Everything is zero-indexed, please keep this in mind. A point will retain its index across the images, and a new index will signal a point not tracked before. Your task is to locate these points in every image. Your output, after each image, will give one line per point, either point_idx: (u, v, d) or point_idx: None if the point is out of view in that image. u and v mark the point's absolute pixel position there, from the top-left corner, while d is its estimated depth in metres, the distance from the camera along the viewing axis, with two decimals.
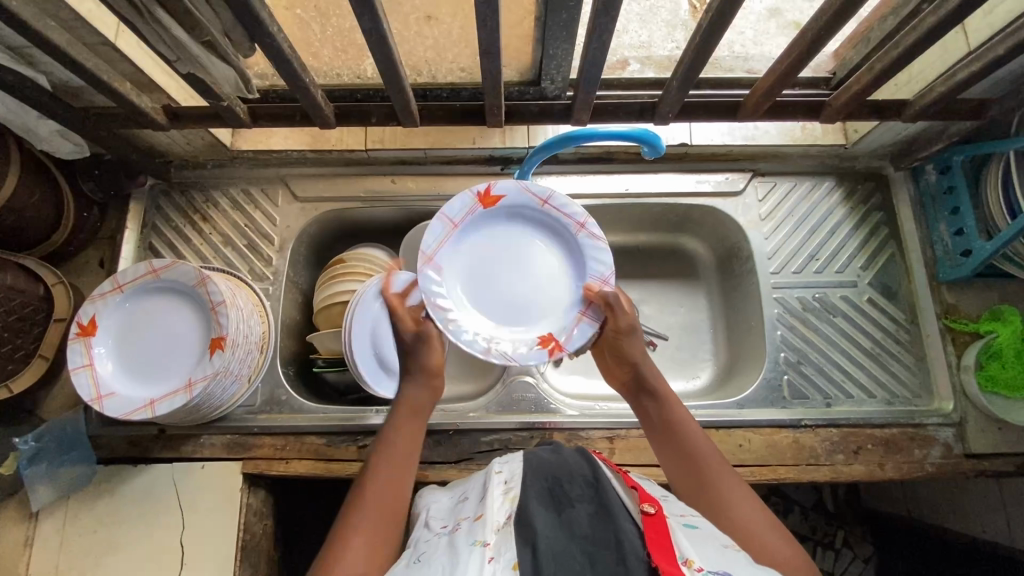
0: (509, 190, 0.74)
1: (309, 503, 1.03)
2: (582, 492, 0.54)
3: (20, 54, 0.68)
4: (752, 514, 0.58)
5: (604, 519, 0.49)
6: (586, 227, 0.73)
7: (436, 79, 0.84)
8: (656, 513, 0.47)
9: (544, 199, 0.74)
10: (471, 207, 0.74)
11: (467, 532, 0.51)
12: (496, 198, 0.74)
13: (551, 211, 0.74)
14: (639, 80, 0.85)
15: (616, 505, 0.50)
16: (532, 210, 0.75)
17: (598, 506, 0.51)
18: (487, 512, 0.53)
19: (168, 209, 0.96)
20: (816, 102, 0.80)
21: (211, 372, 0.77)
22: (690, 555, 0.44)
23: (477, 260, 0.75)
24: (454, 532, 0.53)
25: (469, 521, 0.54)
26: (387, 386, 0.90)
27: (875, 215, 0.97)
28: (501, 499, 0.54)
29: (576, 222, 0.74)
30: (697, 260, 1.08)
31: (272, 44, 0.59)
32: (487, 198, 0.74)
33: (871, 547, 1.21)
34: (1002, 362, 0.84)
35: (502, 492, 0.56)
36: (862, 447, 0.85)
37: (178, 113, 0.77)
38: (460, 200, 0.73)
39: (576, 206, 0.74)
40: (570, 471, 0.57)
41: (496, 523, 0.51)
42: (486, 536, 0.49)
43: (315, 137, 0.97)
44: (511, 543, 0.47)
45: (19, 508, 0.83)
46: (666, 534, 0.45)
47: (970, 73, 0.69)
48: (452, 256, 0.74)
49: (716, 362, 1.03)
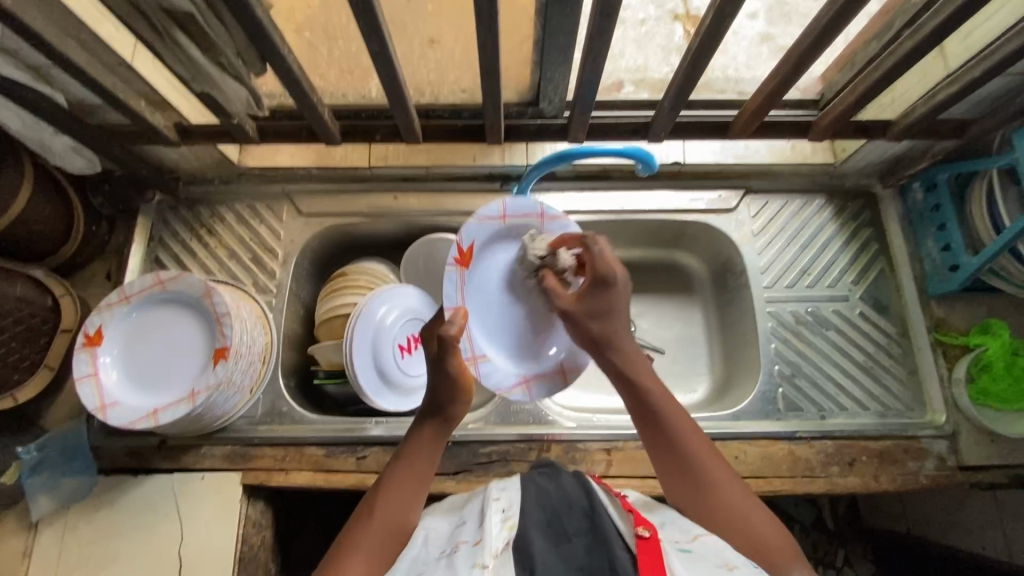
0: (473, 234, 0.80)
1: (308, 518, 1.02)
2: (580, 524, 0.54)
3: (40, 73, 0.71)
4: (759, 520, 0.57)
5: (599, 548, 0.50)
6: (546, 215, 0.82)
7: (439, 100, 0.88)
8: (651, 538, 0.49)
9: (502, 215, 0.81)
10: (459, 278, 0.79)
11: (465, 558, 0.50)
12: (469, 249, 0.80)
13: (514, 220, 0.82)
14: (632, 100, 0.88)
15: (613, 534, 0.51)
16: (499, 231, 0.82)
17: (596, 537, 0.52)
18: (485, 538, 0.52)
19: (175, 223, 0.99)
20: (804, 121, 0.83)
21: (213, 382, 0.78)
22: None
23: (488, 305, 0.82)
24: (452, 556, 0.52)
25: (467, 546, 0.52)
26: (388, 398, 0.92)
27: (865, 231, 0.99)
28: (499, 528, 0.53)
29: (538, 214, 0.82)
30: (693, 275, 1.11)
31: (282, 65, 0.62)
32: (464, 257, 0.80)
33: (872, 565, 1.23)
34: (992, 374, 0.86)
35: (501, 520, 0.54)
36: (857, 460, 0.86)
37: (189, 130, 0.79)
38: (450, 280, 0.79)
39: (496, 202, 0.80)
40: (568, 500, 0.56)
41: (496, 549, 0.50)
42: (486, 560, 0.49)
43: (321, 154, 1.00)
44: (510, 569, 0.48)
45: (19, 519, 0.84)
46: (659, 560, 0.47)
47: (948, 95, 0.72)
48: (480, 331, 0.82)
49: (712, 374, 1.05)
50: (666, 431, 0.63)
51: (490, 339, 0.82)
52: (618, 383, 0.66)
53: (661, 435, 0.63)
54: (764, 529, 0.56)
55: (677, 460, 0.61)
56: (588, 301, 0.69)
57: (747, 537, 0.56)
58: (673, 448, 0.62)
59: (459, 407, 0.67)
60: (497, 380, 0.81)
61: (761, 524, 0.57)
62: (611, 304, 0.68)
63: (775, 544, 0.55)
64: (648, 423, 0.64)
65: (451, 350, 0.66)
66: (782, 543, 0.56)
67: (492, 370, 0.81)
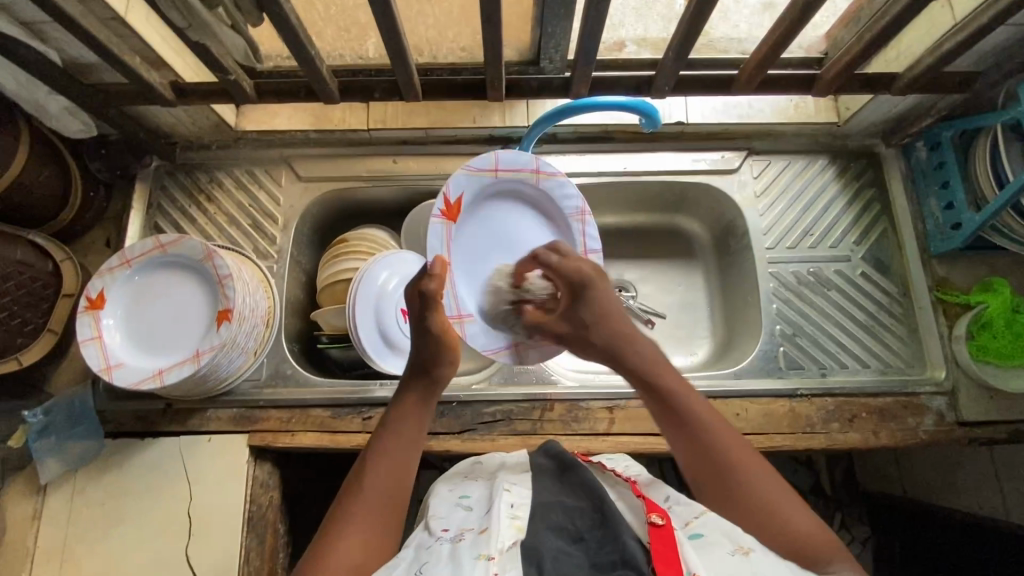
0: (461, 185, 0.78)
1: (315, 483, 1.04)
2: (590, 523, 0.55)
3: (32, 29, 0.70)
4: (799, 516, 0.55)
5: (609, 541, 0.52)
6: (541, 171, 0.82)
7: (438, 59, 0.87)
8: (665, 524, 0.51)
9: (493, 168, 0.80)
10: (444, 231, 0.77)
11: (471, 543, 0.53)
12: (456, 202, 0.78)
13: (505, 174, 0.81)
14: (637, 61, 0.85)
15: (624, 526, 0.53)
16: (489, 185, 0.81)
17: (608, 533, 0.53)
18: (493, 529, 0.54)
19: (173, 190, 0.98)
20: (808, 76, 0.82)
21: (218, 343, 0.78)
22: (696, 570, 0.46)
23: (473, 267, 0.81)
24: (458, 541, 0.54)
25: (473, 533, 0.55)
26: (392, 361, 0.93)
27: (868, 191, 0.99)
28: (507, 522, 0.54)
29: (533, 167, 0.81)
30: (694, 239, 1.10)
31: (280, 14, 0.61)
32: (450, 209, 0.78)
33: (868, 528, 1.25)
34: (992, 332, 0.87)
35: (509, 514, 0.56)
36: (857, 416, 0.87)
37: (185, 89, 0.78)
38: (433, 232, 0.77)
39: (487, 154, 0.79)
40: (577, 504, 0.58)
41: (502, 542, 0.52)
42: (490, 551, 0.51)
43: (318, 117, 0.98)
44: (516, 562, 0.49)
45: (27, 482, 0.84)
46: (671, 545, 0.48)
47: (956, 44, 0.72)
48: (464, 291, 0.79)
49: (714, 337, 1.05)
50: (693, 431, 0.60)
51: (475, 297, 0.80)
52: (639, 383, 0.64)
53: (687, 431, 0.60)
54: (807, 526, 0.54)
55: (708, 457, 0.58)
56: (575, 315, 0.70)
57: (792, 538, 0.53)
58: (700, 442, 0.59)
59: (448, 366, 0.68)
60: (485, 340, 0.78)
61: (803, 521, 0.54)
62: (604, 311, 0.68)
63: (814, 537, 0.53)
64: (673, 422, 0.61)
65: (433, 306, 0.69)
66: (823, 534, 0.54)
67: (478, 332, 0.78)
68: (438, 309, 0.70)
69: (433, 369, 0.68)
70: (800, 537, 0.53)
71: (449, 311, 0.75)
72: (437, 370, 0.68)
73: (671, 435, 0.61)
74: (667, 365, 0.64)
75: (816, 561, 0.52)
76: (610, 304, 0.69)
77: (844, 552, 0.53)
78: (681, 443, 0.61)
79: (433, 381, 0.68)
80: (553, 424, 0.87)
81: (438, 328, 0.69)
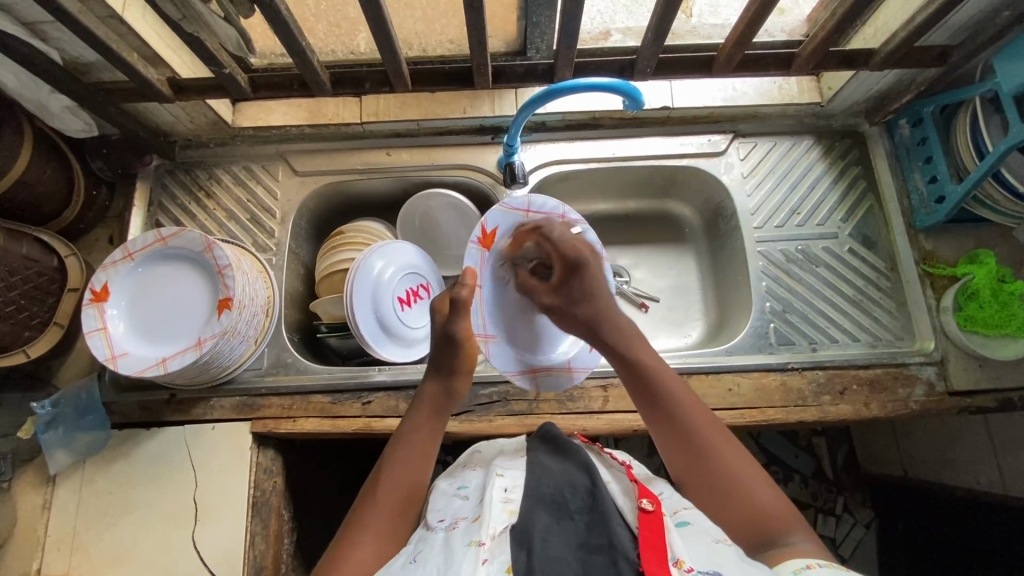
0: (499, 219, 0.81)
1: (319, 472, 1.06)
2: (582, 502, 0.56)
3: (35, 30, 0.73)
4: (761, 491, 0.60)
5: (600, 525, 0.52)
6: (569, 216, 0.83)
7: (426, 52, 0.90)
8: (654, 510, 0.52)
9: (527, 208, 0.82)
10: (480, 257, 0.81)
11: (465, 532, 0.55)
12: (493, 231, 0.81)
13: (538, 214, 0.83)
14: (606, 50, 0.87)
15: (613, 512, 0.54)
16: (523, 223, 0.83)
17: (597, 515, 0.54)
18: (485, 516, 0.56)
19: (172, 187, 1.00)
20: (787, 55, 0.84)
21: (219, 330, 0.80)
22: (681, 556, 0.47)
23: (506, 298, 0.84)
24: (452, 530, 0.57)
25: (467, 521, 0.57)
26: (390, 348, 0.94)
27: (853, 169, 1.00)
28: (501, 507, 0.56)
29: (567, 213, 0.84)
30: (684, 223, 1.13)
31: (269, 4, 0.63)
32: (487, 237, 0.81)
33: (871, 511, 1.30)
34: (979, 302, 0.88)
35: (501, 497, 0.58)
36: (848, 388, 0.89)
37: (183, 85, 0.80)
38: (470, 256, 0.80)
39: (523, 194, 0.81)
40: (571, 481, 0.59)
41: (494, 528, 0.53)
42: (482, 537, 0.52)
43: (313, 112, 1.00)
44: (505, 547, 0.50)
45: (37, 473, 0.87)
46: (661, 534, 0.49)
47: (926, 16, 0.74)
48: (493, 313, 0.82)
49: (707, 318, 1.07)
50: (671, 413, 0.66)
51: (501, 324, 0.83)
52: (624, 372, 0.71)
53: (660, 408, 0.67)
54: (767, 500, 0.60)
55: (678, 438, 0.65)
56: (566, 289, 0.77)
57: (751, 512, 0.59)
58: (673, 425, 0.66)
59: (459, 380, 0.76)
60: (505, 363, 0.82)
61: (761, 496, 0.60)
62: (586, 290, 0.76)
63: (772, 509, 0.59)
64: (654, 412, 0.67)
65: (460, 313, 0.75)
66: (781, 509, 0.59)
67: (500, 354, 0.82)
68: (466, 316, 0.76)
69: (449, 380, 0.75)
70: (757, 510, 0.59)
71: (477, 329, 0.79)
72: (450, 382, 0.75)
73: (649, 416, 0.68)
74: (644, 344, 0.72)
75: (768, 534, 0.57)
76: (596, 279, 0.76)
77: (800, 522, 0.58)
78: (656, 426, 0.67)
79: (447, 392, 0.75)
80: (549, 404, 0.89)
81: (462, 334, 0.75)
